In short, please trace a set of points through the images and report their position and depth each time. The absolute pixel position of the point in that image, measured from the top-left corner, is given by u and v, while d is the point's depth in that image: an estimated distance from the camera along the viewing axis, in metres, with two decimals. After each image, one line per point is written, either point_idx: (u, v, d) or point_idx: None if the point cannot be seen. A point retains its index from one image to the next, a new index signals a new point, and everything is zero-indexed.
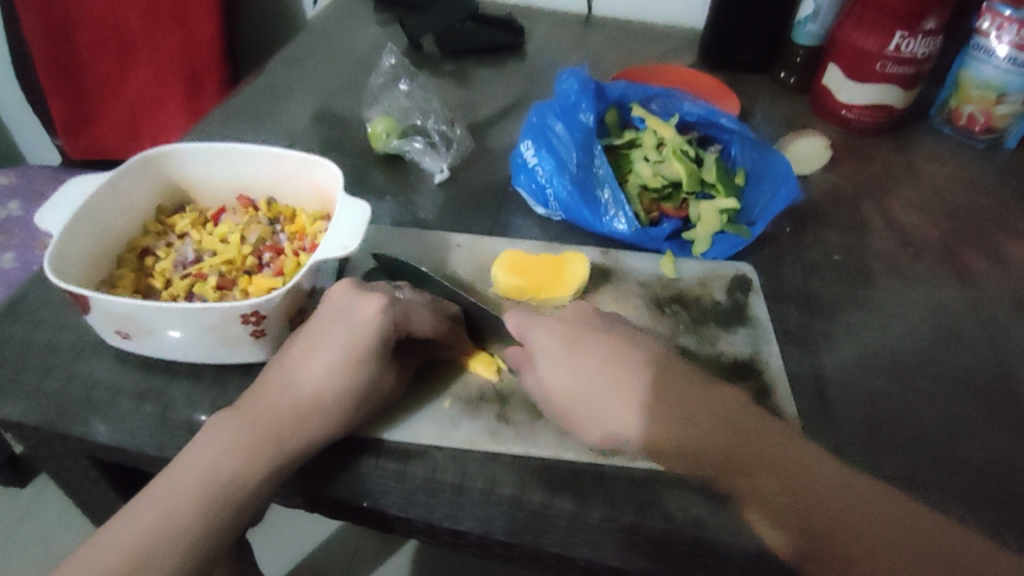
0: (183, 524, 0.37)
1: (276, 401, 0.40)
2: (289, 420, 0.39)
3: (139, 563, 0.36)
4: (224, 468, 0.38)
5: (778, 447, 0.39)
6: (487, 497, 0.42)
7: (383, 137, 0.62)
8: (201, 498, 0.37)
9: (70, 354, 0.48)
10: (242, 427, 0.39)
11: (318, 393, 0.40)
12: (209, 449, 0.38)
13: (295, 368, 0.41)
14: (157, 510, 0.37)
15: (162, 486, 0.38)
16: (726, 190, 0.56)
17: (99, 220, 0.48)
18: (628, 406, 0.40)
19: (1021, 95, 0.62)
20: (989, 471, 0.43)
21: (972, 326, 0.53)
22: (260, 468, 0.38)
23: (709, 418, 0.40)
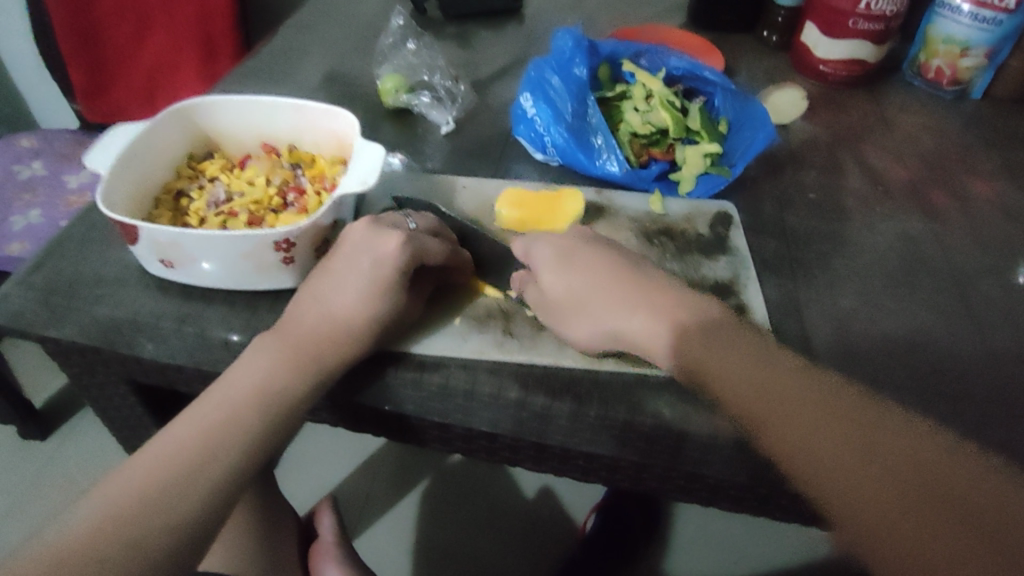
0: (241, 427, 0.42)
1: (315, 327, 0.45)
2: (325, 341, 0.45)
3: (202, 459, 0.40)
4: (273, 384, 0.43)
5: (783, 380, 0.42)
6: (496, 400, 0.47)
7: (393, 93, 0.66)
8: (255, 407, 0.42)
9: (115, 284, 0.53)
10: (286, 348, 0.44)
11: (350, 318, 0.45)
12: (258, 367, 0.44)
13: (329, 297, 0.46)
14: (216, 416, 0.42)
15: (220, 396, 0.43)
16: (710, 136, 0.61)
17: (140, 162, 0.53)
18: (618, 310, 0.46)
19: (983, 48, 0.67)
20: (941, 373, 0.48)
21: (933, 254, 0.58)
22: (302, 380, 0.44)
23: (718, 357, 0.43)
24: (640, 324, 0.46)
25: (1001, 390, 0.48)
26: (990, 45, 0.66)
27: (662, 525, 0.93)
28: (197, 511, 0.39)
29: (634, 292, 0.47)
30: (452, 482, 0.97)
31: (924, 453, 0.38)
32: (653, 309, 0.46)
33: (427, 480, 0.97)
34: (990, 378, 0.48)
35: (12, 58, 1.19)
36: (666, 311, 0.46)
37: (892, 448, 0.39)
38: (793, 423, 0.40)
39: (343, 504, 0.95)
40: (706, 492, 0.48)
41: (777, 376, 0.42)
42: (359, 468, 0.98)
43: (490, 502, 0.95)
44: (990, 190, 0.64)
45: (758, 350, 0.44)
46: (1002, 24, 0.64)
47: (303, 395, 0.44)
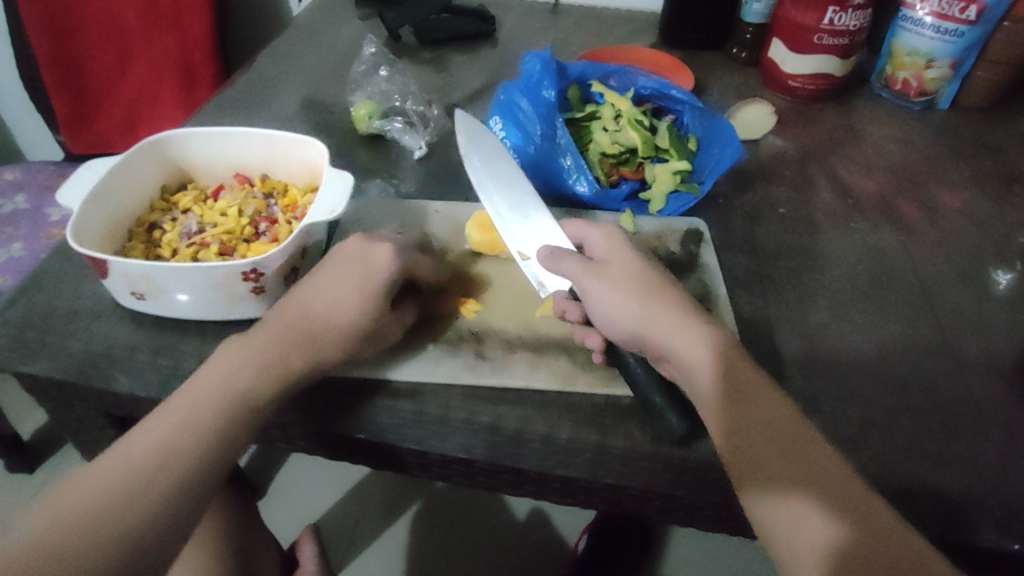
0: (202, 430, 0.40)
1: (296, 326, 0.44)
2: (304, 341, 0.44)
3: (159, 466, 0.38)
4: (236, 383, 0.42)
5: (775, 418, 0.40)
6: (467, 426, 0.47)
7: (366, 119, 0.67)
8: (216, 410, 0.40)
9: (90, 317, 0.53)
10: (258, 346, 0.43)
11: (329, 318, 0.45)
12: (223, 368, 0.42)
13: (311, 299, 0.46)
14: (174, 418, 0.40)
15: (182, 400, 0.41)
16: (679, 153, 0.62)
17: (112, 197, 0.53)
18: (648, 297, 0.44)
19: (947, 60, 0.68)
20: (908, 387, 0.49)
21: (902, 266, 0.58)
22: (267, 386, 0.42)
23: (754, 388, 0.41)
24: (663, 316, 0.43)
25: (968, 402, 0.48)
26: (954, 56, 0.67)
27: (653, 544, 0.93)
28: (154, 521, 0.37)
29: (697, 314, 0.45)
30: (444, 505, 0.97)
31: (870, 515, 0.36)
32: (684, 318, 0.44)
33: (418, 504, 0.97)
34: (957, 391, 0.48)
35: None
36: (693, 324, 0.43)
37: (862, 514, 0.36)
38: (773, 455, 0.39)
39: (334, 530, 0.95)
40: (680, 511, 0.47)
41: (778, 412, 0.40)
42: (349, 494, 0.98)
43: (481, 525, 0.95)
44: (959, 200, 0.65)
45: (783, 409, 0.41)
46: (964, 36, 0.65)
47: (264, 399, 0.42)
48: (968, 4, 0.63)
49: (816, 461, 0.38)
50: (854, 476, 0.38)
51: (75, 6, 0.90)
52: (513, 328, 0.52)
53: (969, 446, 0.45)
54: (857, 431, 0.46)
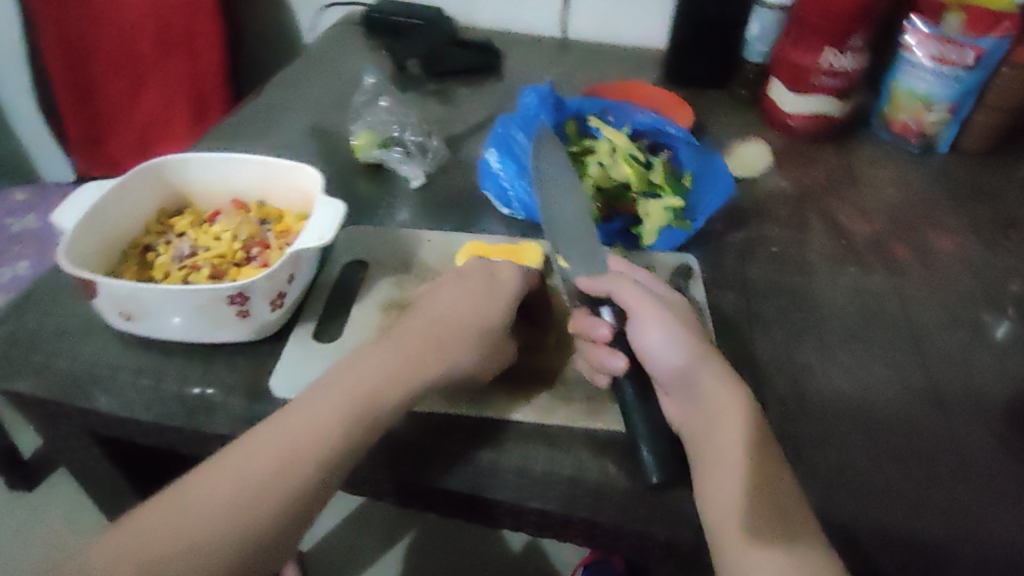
0: (334, 438, 0.40)
1: (432, 335, 0.46)
2: (436, 350, 0.45)
3: (290, 465, 0.39)
4: (371, 391, 0.42)
5: (756, 472, 0.41)
6: (444, 454, 0.47)
7: (366, 148, 0.68)
8: (346, 410, 0.41)
9: (79, 336, 0.54)
10: (397, 355, 0.44)
11: (454, 324, 0.46)
12: (371, 373, 0.43)
13: (435, 309, 0.47)
14: (309, 421, 0.40)
15: (324, 403, 0.41)
16: (672, 190, 0.62)
17: (107, 219, 0.54)
18: (701, 364, 0.45)
19: (945, 103, 0.68)
20: (893, 433, 0.48)
21: (894, 309, 0.58)
22: (393, 393, 0.43)
23: (774, 466, 0.42)
24: (713, 383, 0.44)
25: (954, 449, 0.47)
26: (952, 100, 0.68)
27: None
28: (272, 523, 0.38)
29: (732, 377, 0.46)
30: (436, 535, 0.96)
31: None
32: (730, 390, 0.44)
33: (409, 535, 0.96)
34: (943, 438, 0.48)
35: (17, 111, 1.23)
36: (733, 397, 0.44)
37: None
38: (744, 509, 0.40)
39: (323, 559, 0.94)
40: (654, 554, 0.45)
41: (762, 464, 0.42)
42: (341, 523, 0.98)
43: (471, 559, 0.94)
44: (955, 244, 0.64)
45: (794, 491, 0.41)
46: (962, 80, 0.65)
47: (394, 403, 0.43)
48: (969, 49, 0.63)
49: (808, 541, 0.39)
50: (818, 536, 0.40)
51: (91, 34, 0.93)
52: None
53: (953, 496, 0.44)
54: (839, 476, 0.45)
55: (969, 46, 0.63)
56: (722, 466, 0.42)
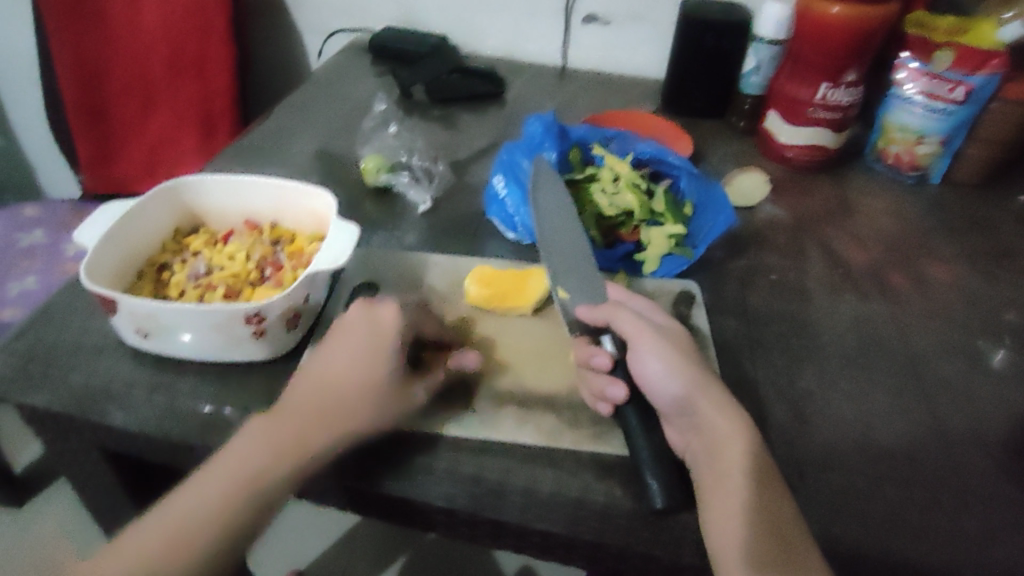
0: (223, 505, 0.43)
1: (307, 399, 0.47)
2: (313, 413, 0.47)
3: (185, 541, 0.42)
4: (254, 462, 0.44)
5: (759, 493, 0.43)
6: (452, 475, 0.48)
7: (374, 172, 0.70)
8: (232, 483, 0.44)
9: (93, 352, 0.55)
10: (280, 421, 0.46)
11: (340, 388, 0.48)
12: (250, 441, 0.45)
13: (323, 370, 0.49)
14: (201, 491, 0.43)
15: (216, 469, 0.44)
16: (673, 218, 0.64)
17: (126, 237, 0.56)
18: (702, 392, 0.47)
19: (938, 136, 0.70)
20: (889, 457, 0.49)
21: (889, 336, 0.59)
22: (296, 457, 0.45)
23: (775, 490, 0.44)
24: (713, 410, 0.46)
25: (948, 473, 0.48)
26: (943, 133, 0.69)
27: None
28: None
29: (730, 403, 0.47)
30: (431, 557, 0.98)
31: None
32: (729, 416, 0.46)
33: (405, 557, 0.98)
34: (938, 462, 0.49)
35: (24, 128, 1.25)
36: (733, 421, 0.46)
37: None
38: (748, 531, 0.42)
39: None
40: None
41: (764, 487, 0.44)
42: (337, 544, 0.99)
43: None
44: (949, 273, 0.66)
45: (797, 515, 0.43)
46: (953, 115, 0.67)
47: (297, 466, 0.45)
48: (958, 86, 0.65)
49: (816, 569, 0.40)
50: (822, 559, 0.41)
51: (104, 54, 0.95)
52: (504, 383, 0.53)
53: (948, 519, 0.45)
54: (838, 499, 0.46)
55: (959, 83, 0.65)
56: (722, 485, 0.44)
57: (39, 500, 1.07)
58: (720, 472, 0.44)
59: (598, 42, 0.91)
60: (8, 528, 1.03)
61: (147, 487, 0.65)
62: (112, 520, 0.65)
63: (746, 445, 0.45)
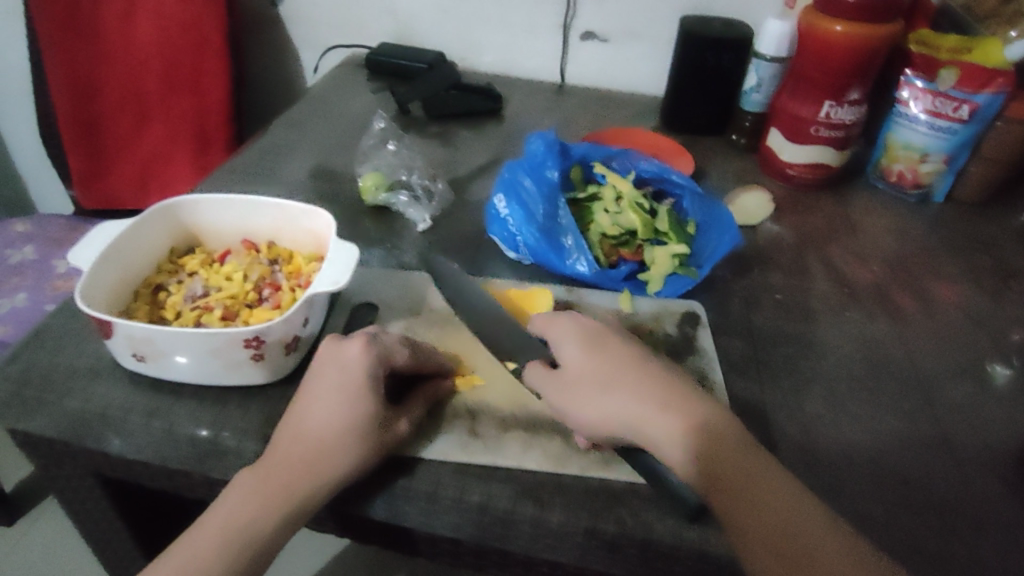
0: (207, 568, 0.42)
1: (290, 449, 0.45)
2: (296, 465, 0.44)
3: None
4: (237, 521, 0.43)
5: (763, 484, 0.41)
6: (458, 504, 0.46)
7: (372, 190, 0.69)
8: (218, 545, 0.42)
9: (88, 376, 0.53)
10: (260, 477, 0.44)
11: (321, 433, 0.45)
12: (233, 501, 0.44)
13: (303, 414, 0.46)
14: (183, 556, 0.42)
15: (199, 530, 0.43)
16: (677, 237, 0.63)
17: (122, 258, 0.54)
18: (634, 396, 0.45)
19: (941, 155, 0.70)
20: (901, 482, 0.48)
21: (897, 357, 0.59)
22: (274, 515, 0.43)
23: (761, 489, 0.41)
24: (650, 412, 0.45)
25: (961, 499, 0.47)
26: (947, 152, 0.69)
27: None
28: None
29: (661, 398, 0.45)
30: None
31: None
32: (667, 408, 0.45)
33: None
34: (951, 488, 0.48)
35: (17, 142, 1.23)
36: (671, 412, 0.44)
37: None
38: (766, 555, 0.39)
39: None
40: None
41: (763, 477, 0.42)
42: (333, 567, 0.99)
43: None
44: (954, 293, 0.65)
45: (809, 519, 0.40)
46: (957, 133, 0.67)
47: (275, 524, 0.43)
48: (962, 104, 0.65)
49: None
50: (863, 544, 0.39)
51: (99, 70, 0.94)
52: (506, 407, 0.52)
53: (964, 547, 0.44)
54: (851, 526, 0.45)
55: (964, 101, 0.65)
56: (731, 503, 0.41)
57: (29, 520, 1.05)
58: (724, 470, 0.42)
59: (597, 58, 0.91)
60: None
61: (141, 513, 0.64)
62: (106, 545, 0.64)
63: (686, 433, 0.44)
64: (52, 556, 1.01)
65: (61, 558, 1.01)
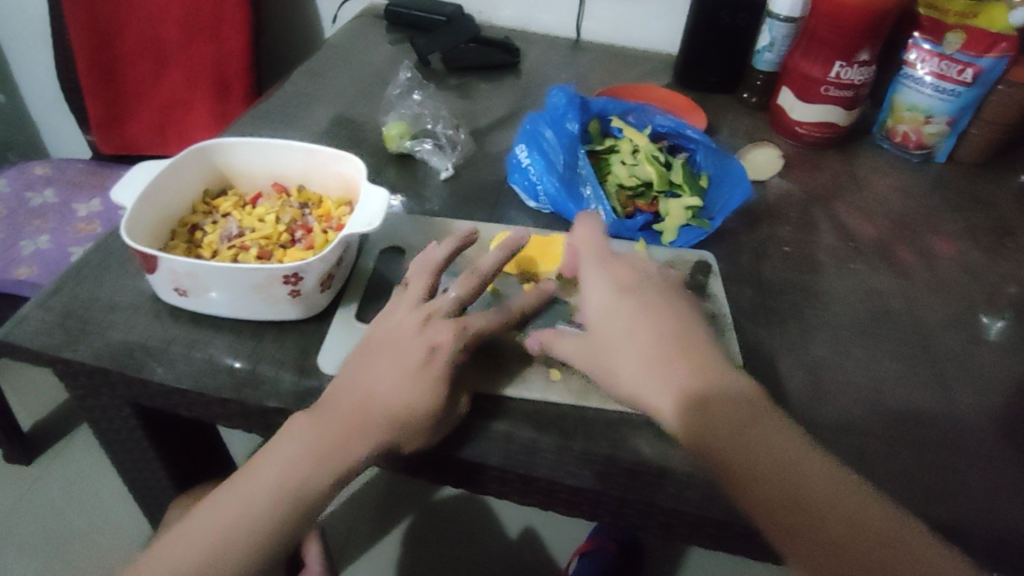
0: (309, 472, 0.42)
1: (382, 371, 0.45)
2: (389, 389, 0.44)
3: (268, 506, 0.41)
4: (337, 435, 0.43)
5: (781, 453, 0.40)
6: (485, 434, 0.49)
7: (397, 139, 0.71)
8: (314, 454, 0.43)
9: (130, 309, 0.56)
10: (355, 400, 0.44)
11: (413, 357, 0.45)
12: (333, 419, 0.44)
13: (397, 337, 0.47)
14: (281, 462, 0.42)
15: (292, 440, 0.43)
16: (691, 190, 0.65)
17: (161, 197, 0.56)
18: (636, 354, 0.44)
19: (945, 116, 0.72)
20: (899, 419, 0.52)
21: (897, 307, 0.62)
22: (376, 434, 0.43)
23: (754, 444, 0.41)
24: (643, 373, 0.44)
25: (954, 435, 0.51)
26: (951, 114, 0.72)
27: (628, 561, 0.99)
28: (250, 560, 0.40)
29: (657, 351, 0.44)
30: (432, 516, 1.05)
31: (915, 546, 0.38)
32: (669, 371, 0.43)
33: (408, 519, 1.04)
34: (945, 426, 0.51)
35: (30, 87, 1.25)
36: (682, 370, 0.43)
37: (878, 549, 0.37)
38: (780, 514, 0.39)
39: (331, 530, 1.03)
40: (706, 534, 0.49)
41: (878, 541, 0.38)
42: (343, 505, 1.06)
43: (470, 539, 1.03)
44: (952, 249, 0.68)
45: (822, 478, 0.40)
46: (960, 96, 0.70)
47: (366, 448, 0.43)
48: (966, 67, 0.67)
49: (824, 501, 0.39)
50: (906, 524, 0.39)
51: (116, 14, 0.95)
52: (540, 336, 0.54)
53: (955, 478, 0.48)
54: (848, 460, 0.48)
55: (969, 65, 0.67)
56: (745, 452, 0.40)
57: (50, 453, 1.09)
58: (792, 530, 0.38)
59: (614, 15, 0.92)
60: (17, 484, 1.05)
61: (178, 442, 0.67)
62: (143, 470, 0.68)
63: (681, 395, 0.42)
64: (73, 487, 1.05)
65: (82, 492, 1.05)
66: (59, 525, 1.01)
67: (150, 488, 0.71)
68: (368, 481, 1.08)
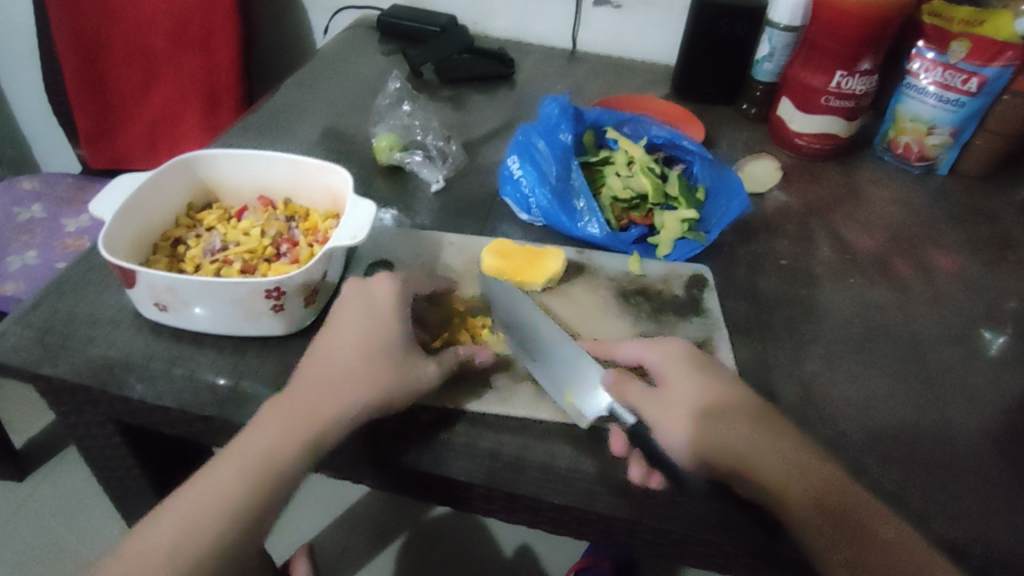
0: (248, 479, 0.43)
1: (321, 373, 0.46)
2: (326, 392, 0.45)
3: (210, 513, 0.42)
4: (273, 441, 0.44)
5: (836, 492, 0.43)
6: (470, 450, 0.47)
7: (387, 151, 0.70)
8: (254, 462, 0.43)
9: (110, 325, 0.54)
10: (294, 406, 0.45)
11: (348, 363, 0.46)
12: (269, 425, 0.44)
13: (331, 348, 0.47)
14: (223, 472, 0.43)
15: (239, 448, 0.44)
16: (687, 203, 0.64)
17: (141, 211, 0.55)
18: (695, 413, 0.46)
19: (948, 127, 0.71)
20: (898, 438, 0.50)
21: (897, 322, 0.60)
22: (305, 436, 0.44)
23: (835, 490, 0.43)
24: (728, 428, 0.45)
25: (955, 454, 0.49)
26: (954, 124, 0.70)
27: None
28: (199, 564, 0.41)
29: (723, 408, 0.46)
30: (426, 534, 1.03)
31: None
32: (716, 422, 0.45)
33: (402, 537, 1.03)
34: (946, 446, 0.50)
35: (22, 101, 1.24)
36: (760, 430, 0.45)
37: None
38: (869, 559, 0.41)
39: (323, 549, 1.01)
40: (691, 552, 0.47)
41: (900, 548, 0.40)
42: (336, 523, 1.04)
43: (465, 558, 1.01)
44: (954, 263, 0.67)
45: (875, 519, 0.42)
46: (964, 106, 0.68)
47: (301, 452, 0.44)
48: (971, 77, 0.66)
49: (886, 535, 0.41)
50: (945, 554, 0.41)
51: (106, 26, 0.94)
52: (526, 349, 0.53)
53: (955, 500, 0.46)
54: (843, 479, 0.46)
55: (973, 74, 0.66)
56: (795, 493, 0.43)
57: (38, 472, 1.07)
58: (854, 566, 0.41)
59: (609, 25, 0.91)
60: (4, 503, 1.04)
61: (162, 462, 0.66)
62: (126, 490, 0.66)
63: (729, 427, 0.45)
64: (61, 506, 1.04)
65: (70, 511, 1.03)
66: (46, 545, 0.99)
67: (134, 508, 0.69)
68: (362, 498, 1.06)
